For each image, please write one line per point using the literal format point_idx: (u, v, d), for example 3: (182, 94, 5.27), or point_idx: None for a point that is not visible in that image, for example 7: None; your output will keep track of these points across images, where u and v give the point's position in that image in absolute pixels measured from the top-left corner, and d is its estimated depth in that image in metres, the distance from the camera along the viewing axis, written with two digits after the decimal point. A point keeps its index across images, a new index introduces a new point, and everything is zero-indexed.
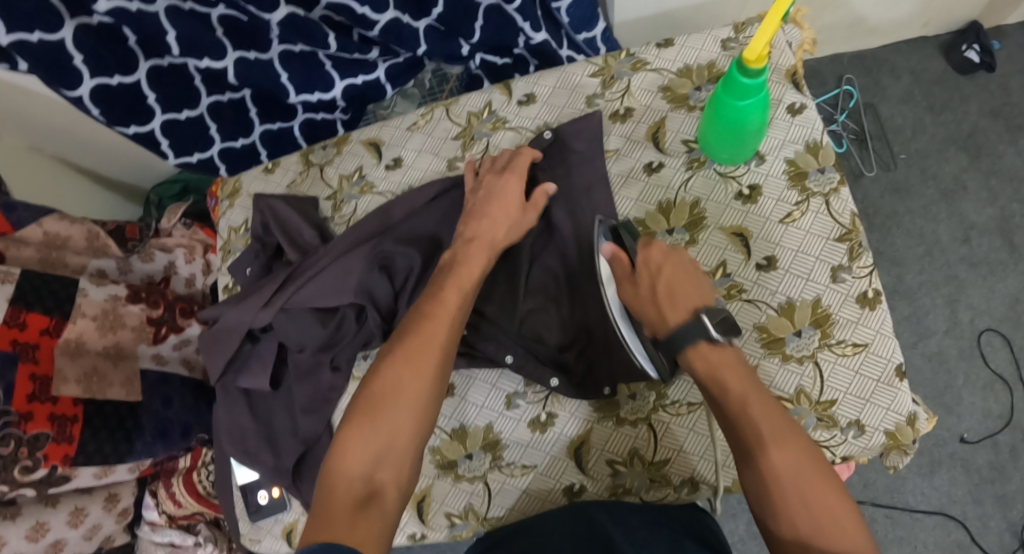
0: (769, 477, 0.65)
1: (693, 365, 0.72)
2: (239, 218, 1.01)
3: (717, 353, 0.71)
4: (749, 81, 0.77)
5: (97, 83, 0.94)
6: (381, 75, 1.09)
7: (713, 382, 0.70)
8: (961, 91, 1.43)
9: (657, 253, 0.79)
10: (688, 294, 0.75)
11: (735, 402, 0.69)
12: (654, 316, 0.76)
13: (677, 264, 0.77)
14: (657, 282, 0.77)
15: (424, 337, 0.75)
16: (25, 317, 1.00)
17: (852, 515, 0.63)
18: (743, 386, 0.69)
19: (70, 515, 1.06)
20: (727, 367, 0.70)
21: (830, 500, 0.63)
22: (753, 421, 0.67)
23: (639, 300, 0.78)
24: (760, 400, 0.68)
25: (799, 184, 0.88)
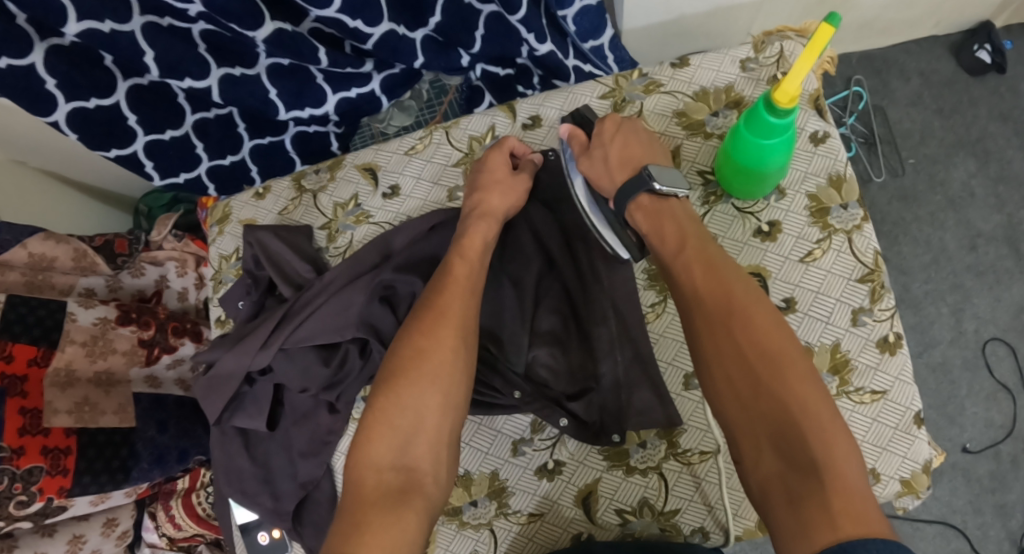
0: (704, 327, 0.69)
1: (634, 218, 0.79)
2: (229, 246, 0.97)
3: (659, 203, 0.77)
4: (775, 121, 0.72)
5: (73, 107, 0.87)
6: (376, 87, 1.03)
7: (653, 230, 0.76)
8: (970, 94, 1.36)
9: (610, 124, 0.85)
10: (639, 156, 0.82)
11: (676, 254, 0.74)
12: (611, 186, 0.82)
13: (629, 134, 0.83)
14: (610, 151, 0.83)
15: (436, 310, 0.76)
16: (11, 349, 0.98)
17: (798, 360, 0.65)
18: (681, 235, 0.75)
19: (68, 543, 1.05)
20: (667, 215, 0.77)
21: (772, 344, 0.66)
22: (687, 266, 0.72)
23: (596, 170, 0.83)
24: (697, 251, 0.73)
25: (821, 220, 0.84)
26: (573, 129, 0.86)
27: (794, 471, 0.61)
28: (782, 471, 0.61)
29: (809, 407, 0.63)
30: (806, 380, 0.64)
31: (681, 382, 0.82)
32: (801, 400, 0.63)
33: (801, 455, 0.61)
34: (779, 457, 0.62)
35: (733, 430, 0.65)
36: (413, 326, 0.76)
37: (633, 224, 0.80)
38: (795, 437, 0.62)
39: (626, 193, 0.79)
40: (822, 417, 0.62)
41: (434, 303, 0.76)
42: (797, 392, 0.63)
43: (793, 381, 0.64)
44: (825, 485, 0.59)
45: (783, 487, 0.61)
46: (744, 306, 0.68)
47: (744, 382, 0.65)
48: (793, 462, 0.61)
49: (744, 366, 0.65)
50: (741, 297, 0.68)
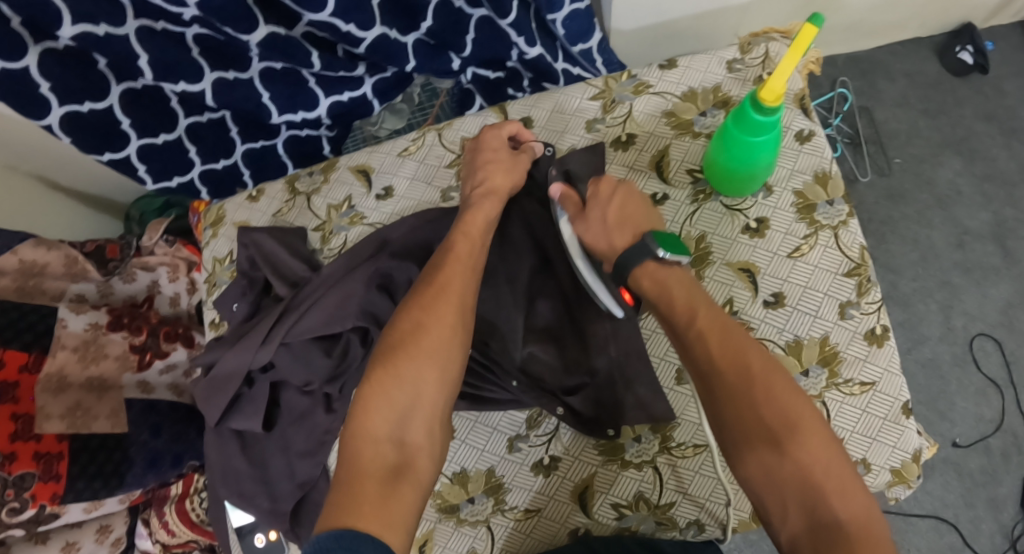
0: (722, 395, 0.65)
1: (639, 284, 0.75)
2: (223, 249, 0.97)
3: (664, 270, 0.74)
4: (762, 118, 0.74)
5: (67, 110, 0.88)
6: (368, 91, 1.04)
7: (659, 291, 0.73)
8: (955, 94, 1.40)
9: (606, 185, 0.82)
10: (638, 219, 0.79)
11: (687, 322, 0.70)
12: (608, 248, 0.79)
13: (628, 196, 0.81)
14: (608, 213, 0.80)
15: (441, 287, 0.76)
16: (3, 354, 0.99)
17: (821, 424, 0.62)
18: (690, 303, 0.71)
19: (62, 550, 1.05)
20: (674, 281, 0.73)
21: (795, 410, 0.63)
22: (699, 327, 0.69)
23: (593, 233, 0.81)
24: (709, 317, 0.69)
25: (808, 216, 0.85)
26: (565, 189, 0.84)
27: (825, 538, 0.58)
28: (812, 538, 0.58)
29: (835, 472, 0.60)
30: (830, 445, 0.61)
31: (673, 377, 0.84)
32: (826, 467, 0.60)
33: (830, 521, 0.58)
34: (807, 523, 0.59)
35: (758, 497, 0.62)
36: (411, 301, 0.75)
37: (637, 290, 0.76)
38: (822, 505, 0.59)
39: (628, 258, 0.76)
40: (848, 485, 0.60)
41: (434, 278, 0.76)
42: (820, 458, 0.61)
43: (818, 448, 0.61)
44: (857, 551, 0.56)
45: (812, 552, 0.58)
46: (762, 373, 0.65)
47: (769, 452, 0.62)
48: (824, 534, 0.58)
49: (766, 433, 0.62)
50: (759, 362, 0.65)
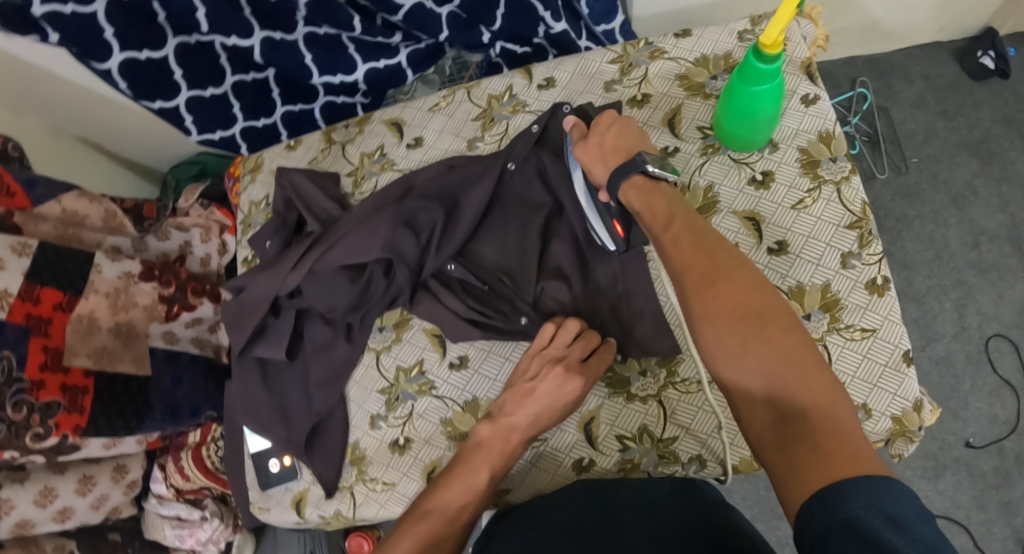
0: (697, 297, 0.70)
1: (628, 198, 0.78)
2: (260, 194, 1.04)
3: (650, 183, 0.77)
4: (763, 66, 0.80)
5: (125, 57, 0.96)
6: (402, 60, 1.10)
7: (642, 203, 0.76)
8: (974, 97, 1.47)
9: (608, 117, 0.84)
10: (631, 149, 0.81)
11: (665, 228, 0.74)
12: (601, 171, 0.82)
13: (626, 127, 0.83)
14: (605, 139, 0.82)
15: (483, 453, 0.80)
16: (39, 292, 1.03)
17: (785, 319, 0.67)
18: (669, 211, 0.75)
19: (79, 483, 1.08)
20: (658, 199, 0.76)
21: (763, 310, 0.68)
22: (673, 241, 0.73)
23: (590, 157, 0.83)
24: (685, 227, 0.73)
25: (812, 171, 0.90)
26: (577, 120, 0.87)
27: (786, 422, 0.63)
28: (778, 424, 0.63)
29: (798, 364, 0.65)
30: (793, 336, 0.66)
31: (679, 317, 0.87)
32: (790, 360, 0.65)
33: (795, 411, 0.63)
34: (773, 414, 0.64)
35: (730, 389, 0.68)
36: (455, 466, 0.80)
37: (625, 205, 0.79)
38: (787, 396, 0.64)
39: (618, 175, 0.78)
40: (813, 374, 0.64)
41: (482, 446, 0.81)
42: (786, 348, 0.66)
43: (781, 346, 0.66)
44: (815, 429, 0.61)
45: (774, 437, 0.63)
46: (729, 273, 0.70)
47: (739, 349, 0.67)
48: (784, 415, 0.63)
49: (737, 331, 0.67)
50: (732, 269, 0.70)
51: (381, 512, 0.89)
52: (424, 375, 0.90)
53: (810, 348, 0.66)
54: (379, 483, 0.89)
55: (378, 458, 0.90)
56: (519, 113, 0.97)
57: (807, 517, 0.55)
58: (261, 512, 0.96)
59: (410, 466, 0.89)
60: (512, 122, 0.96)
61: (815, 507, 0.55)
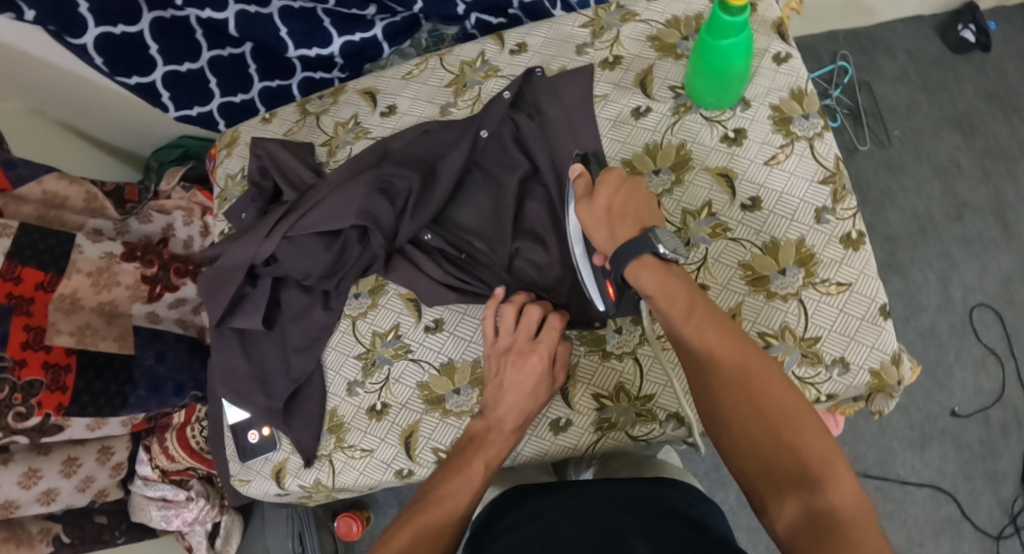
0: (723, 389, 0.66)
1: (638, 278, 0.69)
2: (236, 166, 1.04)
3: (664, 264, 0.69)
4: (731, 19, 0.79)
5: (101, 31, 0.96)
6: (378, 34, 1.09)
7: (658, 287, 0.68)
8: (956, 71, 1.47)
9: (614, 175, 0.74)
10: (641, 217, 0.72)
11: (686, 315, 0.68)
12: (605, 238, 0.72)
13: (634, 189, 0.74)
14: (613, 200, 0.73)
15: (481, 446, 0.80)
16: (20, 271, 1.01)
17: (807, 412, 0.64)
18: (689, 295, 0.68)
19: (63, 464, 1.07)
20: (676, 282, 0.68)
21: (789, 407, 0.64)
22: (698, 326, 0.68)
23: (594, 220, 0.73)
24: (708, 313, 0.68)
25: (785, 128, 0.90)
26: (583, 169, 0.77)
27: (815, 518, 0.59)
28: (808, 522, 0.59)
29: (825, 458, 0.62)
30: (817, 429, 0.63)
31: None
32: (818, 454, 0.62)
33: (824, 511, 0.59)
34: (802, 512, 0.60)
35: (753, 481, 0.64)
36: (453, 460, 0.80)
37: (633, 283, 0.70)
38: (818, 495, 0.60)
39: (629, 251, 0.68)
40: (842, 473, 0.61)
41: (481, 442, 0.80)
42: (812, 442, 0.63)
43: (809, 443, 0.62)
44: (846, 526, 0.58)
45: (805, 535, 0.59)
46: (752, 366, 0.66)
47: (766, 442, 0.63)
48: (812, 511, 0.60)
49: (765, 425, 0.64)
50: (755, 359, 0.67)
51: (360, 479, 0.89)
52: (400, 340, 0.90)
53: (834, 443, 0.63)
54: (358, 449, 0.89)
55: (355, 424, 0.90)
56: (491, 78, 0.97)
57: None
58: (242, 485, 0.95)
59: (388, 432, 0.88)
60: (484, 87, 0.96)
61: None
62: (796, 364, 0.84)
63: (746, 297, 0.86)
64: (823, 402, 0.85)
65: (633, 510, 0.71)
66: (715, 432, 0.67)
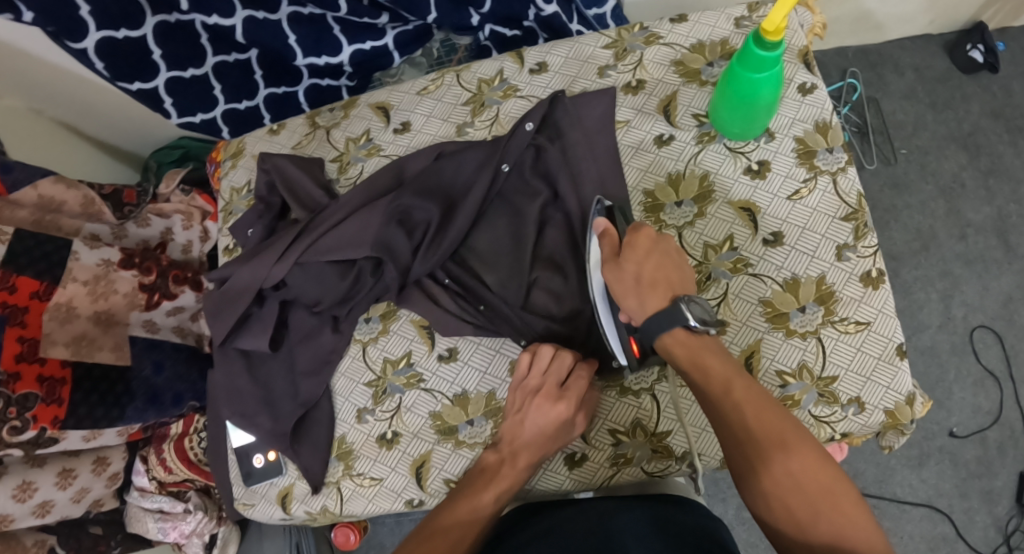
0: (759, 460, 0.66)
1: (671, 352, 0.71)
2: (241, 178, 1.01)
3: (697, 339, 0.71)
4: (765, 54, 0.77)
5: (103, 35, 0.91)
6: (389, 42, 1.05)
7: (693, 366, 0.70)
8: (962, 90, 1.46)
9: (644, 238, 0.76)
10: (671, 283, 0.73)
11: (722, 392, 0.69)
12: (636, 304, 0.73)
13: (663, 255, 0.75)
14: (642, 269, 0.74)
15: (489, 475, 0.79)
16: (14, 280, 0.97)
17: (848, 487, 0.64)
18: (725, 372, 0.69)
19: (58, 476, 1.04)
20: (710, 354, 0.70)
21: (822, 478, 0.64)
22: (735, 403, 0.68)
23: (622, 285, 0.74)
24: (744, 389, 0.68)
25: (808, 162, 0.88)
26: (609, 226, 0.78)
27: None
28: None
29: (866, 535, 0.61)
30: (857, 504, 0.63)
31: None
32: (859, 530, 0.62)
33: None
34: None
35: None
36: (461, 489, 0.79)
37: (668, 358, 0.72)
38: None
39: (659, 325, 0.71)
40: (879, 546, 0.61)
41: (490, 470, 0.80)
42: (853, 517, 0.62)
43: (844, 515, 0.62)
44: None
45: None
46: (792, 441, 0.66)
47: (808, 522, 0.63)
48: None
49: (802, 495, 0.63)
50: (793, 433, 0.66)
51: (369, 507, 0.87)
52: (412, 368, 0.88)
53: (868, 512, 0.63)
54: (367, 478, 0.87)
55: (364, 452, 0.88)
56: (511, 98, 0.94)
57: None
58: (246, 508, 0.94)
59: (398, 461, 0.87)
60: (503, 107, 0.94)
61: None
62: (813, 404, 0.84)
63: (765, 335, 0.85)
64: (837, 440, 0.85)
65: (647, 525, 0.70)
66: (752, 504, 0.67)
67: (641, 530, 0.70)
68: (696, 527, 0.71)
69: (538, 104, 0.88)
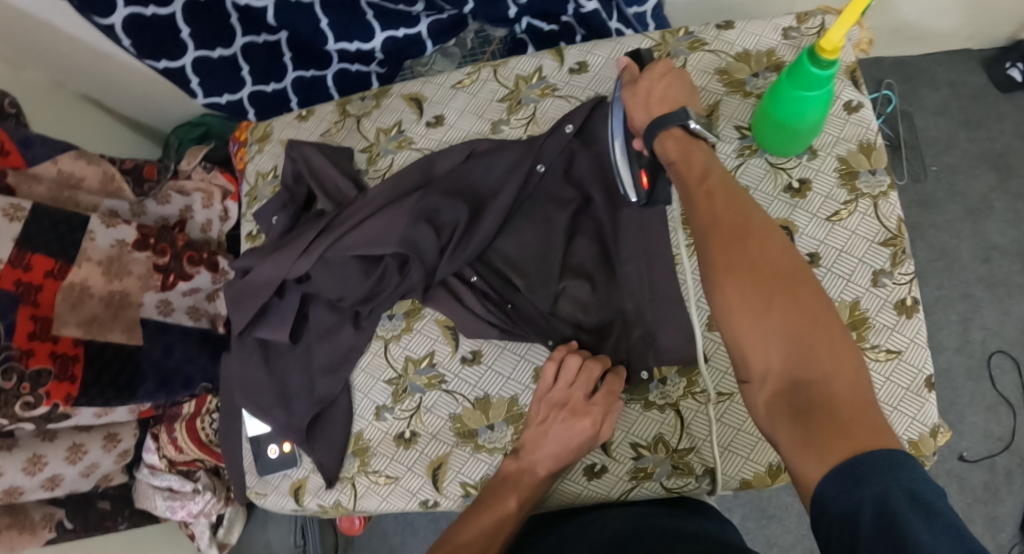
0: (721, 254, 0.64)
1: (663, 147, 0.74)
2: (268, 164, 0.99)
3: (690, 140, 0.72)
4: (817, 72, 0.74)
5: (131, 12, 0.90)
6: (422, 31, 1.02)
7: (681, 157, 0.72)
8: (998, 109, 1.43)
9: (663, 65, 0.79)
10: (677, 98, 0.76)
11: (699, 183, 0.69)
12: (643, 118, 0.77)
13: (676, 78, 0.77)
14: (654, 89, 0.77)
15: (508, 484, 0.80)
16: (29, 258, 0.95)
17: (812, 287, 0.63)
18: (707, 166, 0.70)
19: (69, 451, 1.03)
20: (689, 157, 0.71)
21: (787, 270, 0.63)
22: (711, 197, 0.67)
23: (635, 103, 0.78)
24: (721, 181, 0.68)
25: (850, 183, 0.87)
26: (629, 61, 0.82)
27: (800, 382, 0.59)
28: (794, 385, 0.60)
29: (822, 330, 0.61)
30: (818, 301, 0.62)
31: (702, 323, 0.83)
32: (813, 322, 0.61)
33: (809, 380, 0.59)
34: (788, 382, 0.60)
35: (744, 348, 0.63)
36: (483, 495, 0.80)
37: (659, 154, 0.74)
38: (808, 356, 0.60)
39: (655, 124, 0.74)
40: (831, 339, 0.61)
41: (507, 475, 0.80)
42: (811, 308, 0.62)
43: (803, 316, 0.61)
44: (834, 395, 0.58)
45: (790, 397, 0.59)
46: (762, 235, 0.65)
47: (766, 312, 0.62)
48: (801, 375, 0.60)
49: (759, 291, 0.62)
50: (763, 227, 0.65)
51: (382, 506, 0.87)
52: (434, 369, 0.87)
53: (833, 320, 0.62)
54: (382, 476, 0.87)
55: (381, 450, 0.88)
56: (547, 97, 0.92)
57: (825, 497, 0.53)
58: (259, 498, 0.93)
59: (414, 462, 0.86)
60: (540, 107, 0.91)
61: (839, 483, 0.53)
62: None
63: None
64: None
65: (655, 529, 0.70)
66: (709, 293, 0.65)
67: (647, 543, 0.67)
68: (705, 533, 0.69)
69: (578, 109, 0.87)
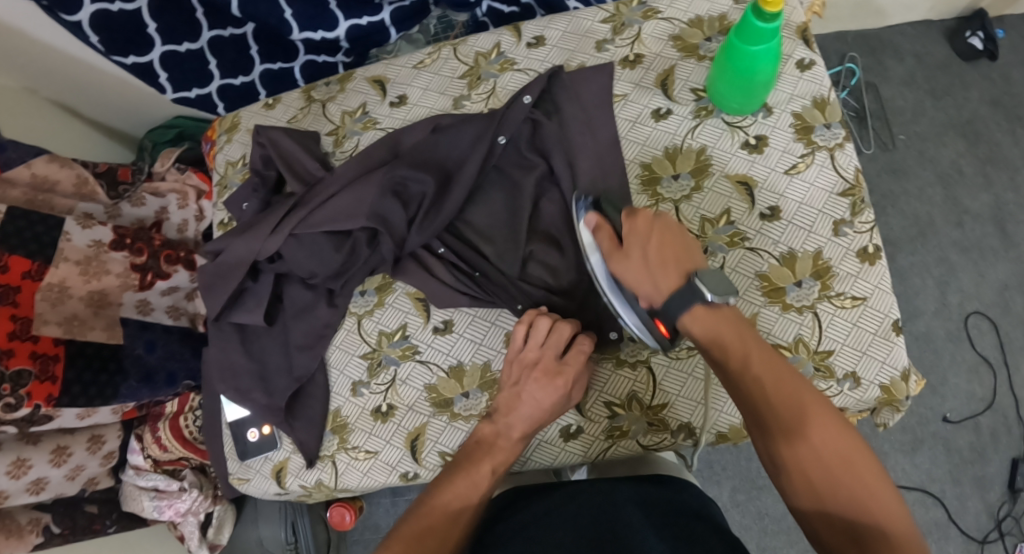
0: (780, 435, 0.67)
1: (689, 328, 0.71)
2: (236, 153, 1.00)
3: (715, 311, 0.71)
4: (763, 26, 0.77)
5: (97, 8, 0.92)
6: (385, 18, 1.05)
7: (712, 341, 0.70)
8: (962, 77, 1.46)
9: (643, 218, 0.76)
10: (679, 257, 0.74)
11: (740, 362, 0.70)
12: (650, 286, 0.74)
13: (665, 229, 0.76)
14: (648, 248, 0.75)
15: (486, 448, 0.80)
16: (6, 259, 0.97)
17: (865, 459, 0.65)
18: (743, 346, 0.70)
19: (52, 453, 1.03)
20: (724, 323, 0.70)
21: (836, 441, 0.66)
22: (754, 376, 0.69)
23: (633, 270, 0.75)
24: (761, 355, 0.70)
25: (806, 136, 0.88)
26: (599, 220, 0.79)
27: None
28: None
29: (876, 497, 0.63)
30: (871, 472, 0.65)
31: None
32: (869, 492, 0.64)
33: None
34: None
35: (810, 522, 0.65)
36: (458, 458, 0.80)
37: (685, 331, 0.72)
38: (868, 528, 0.62)
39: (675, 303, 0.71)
40: (891, 509, 0.63)
41: (485, 439, 0.81)
42: (866, 481, 0.64)
43: (869, 493, 0.64)
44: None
45: None
46: (811, 412, 0.67)
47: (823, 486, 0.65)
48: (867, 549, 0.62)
49: (820, 471, 0.65)
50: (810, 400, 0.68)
51: (363, 481, 0.87)
52: (407, 340, 0.88)
53: (888, 486, 0.65)
54: (362, 451, 0.87)
55: (359, 425, 0.88)
56: (507, 71, 0.94)
57: None
58: (242, 483, 0.93)
59: (393, 434, 0.86)
60: (500, 81, 0.93)
61: None
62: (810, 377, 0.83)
63: (761, 309, 0.85)
64: None
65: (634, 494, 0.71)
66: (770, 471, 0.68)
67: (631, 514, 0.67)
68: (683, 504, 0.70)
69: (536, 79, 0.88)
